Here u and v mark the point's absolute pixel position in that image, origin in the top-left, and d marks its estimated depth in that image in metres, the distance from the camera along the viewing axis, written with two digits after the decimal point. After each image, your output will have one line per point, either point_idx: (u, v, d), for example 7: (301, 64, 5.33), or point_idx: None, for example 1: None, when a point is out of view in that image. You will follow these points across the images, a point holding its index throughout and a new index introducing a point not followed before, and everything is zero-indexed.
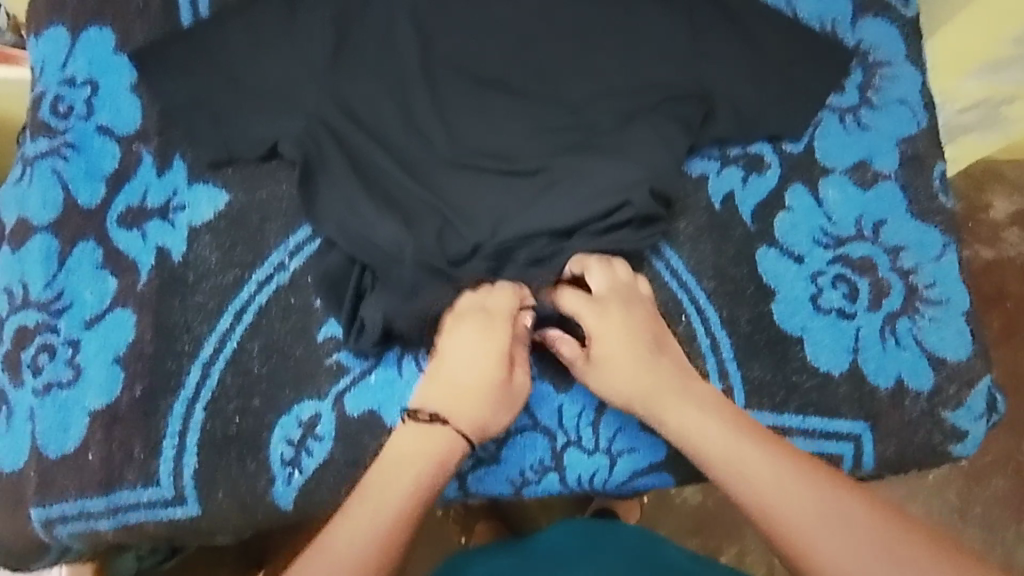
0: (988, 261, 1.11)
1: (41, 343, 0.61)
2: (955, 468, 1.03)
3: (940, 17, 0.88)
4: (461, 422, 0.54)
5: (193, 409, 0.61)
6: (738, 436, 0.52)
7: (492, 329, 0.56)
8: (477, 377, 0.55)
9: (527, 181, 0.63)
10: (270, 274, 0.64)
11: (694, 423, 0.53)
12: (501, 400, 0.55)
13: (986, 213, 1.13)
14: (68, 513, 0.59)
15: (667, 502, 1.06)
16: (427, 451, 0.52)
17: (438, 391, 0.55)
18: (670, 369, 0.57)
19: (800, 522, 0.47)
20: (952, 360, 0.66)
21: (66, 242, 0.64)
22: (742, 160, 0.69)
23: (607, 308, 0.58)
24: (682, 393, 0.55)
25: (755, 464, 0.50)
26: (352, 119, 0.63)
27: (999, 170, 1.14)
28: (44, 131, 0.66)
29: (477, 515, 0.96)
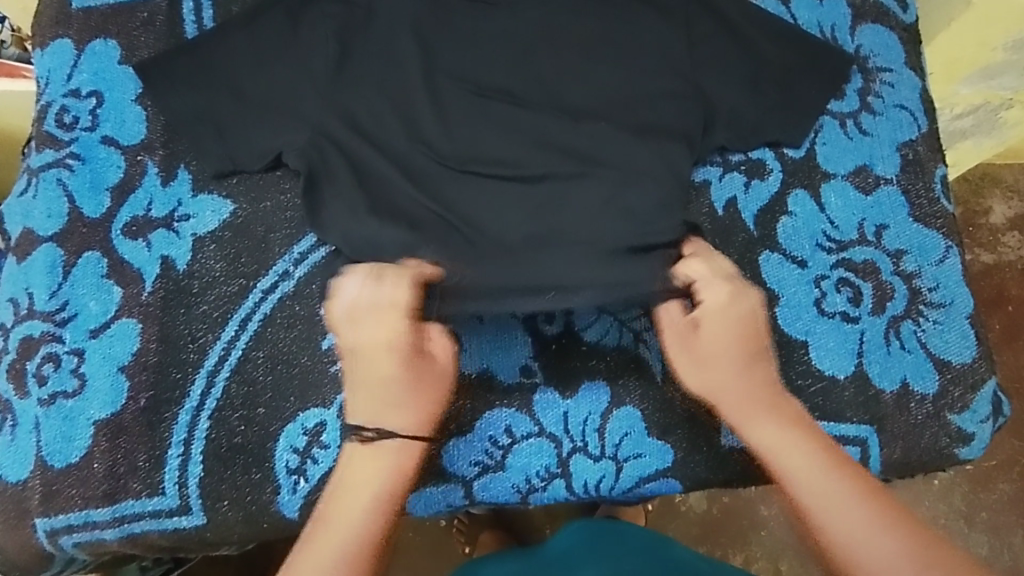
0: (988, 265, 1.12)
1: (46, 353, 0.61)
2: (960, 472, 1.03)
3: (937, 21, 0.87)
4: (403, 423, 0.57)
5: (198, 418, 0.61)
6: (809, 451, 0.54)
7: (388, 327, 0.59)
8: (399, 374, 0.58)
9: (532, 190, 0.63)
10: (274, 283, 0.64)
11: (765, 432, 0.56)
12: (429, 384, 0.58)
13: (985, 217, 1.14)
14: (72, 524, 0.59)
15: (672, 508, 1.07)
16: (375, 467, 0.55)
17: (370, 404, 0.58)
18: (763, 382, 0.59)
19: (851, 535, 0.49)
20: (956, 363, 0.66)
21: (70, 254, 0.64)
22: (743, 166, 0.70)
23: (727, 292, 0.61)
24: (767, 407, 0.57)
25: (815, 481, 0.52)
26: (354, 129, 0.63)
27: (996, 174, 1.16)
28: (49, 143, 0.67)
29: (483, 524, 0.97)
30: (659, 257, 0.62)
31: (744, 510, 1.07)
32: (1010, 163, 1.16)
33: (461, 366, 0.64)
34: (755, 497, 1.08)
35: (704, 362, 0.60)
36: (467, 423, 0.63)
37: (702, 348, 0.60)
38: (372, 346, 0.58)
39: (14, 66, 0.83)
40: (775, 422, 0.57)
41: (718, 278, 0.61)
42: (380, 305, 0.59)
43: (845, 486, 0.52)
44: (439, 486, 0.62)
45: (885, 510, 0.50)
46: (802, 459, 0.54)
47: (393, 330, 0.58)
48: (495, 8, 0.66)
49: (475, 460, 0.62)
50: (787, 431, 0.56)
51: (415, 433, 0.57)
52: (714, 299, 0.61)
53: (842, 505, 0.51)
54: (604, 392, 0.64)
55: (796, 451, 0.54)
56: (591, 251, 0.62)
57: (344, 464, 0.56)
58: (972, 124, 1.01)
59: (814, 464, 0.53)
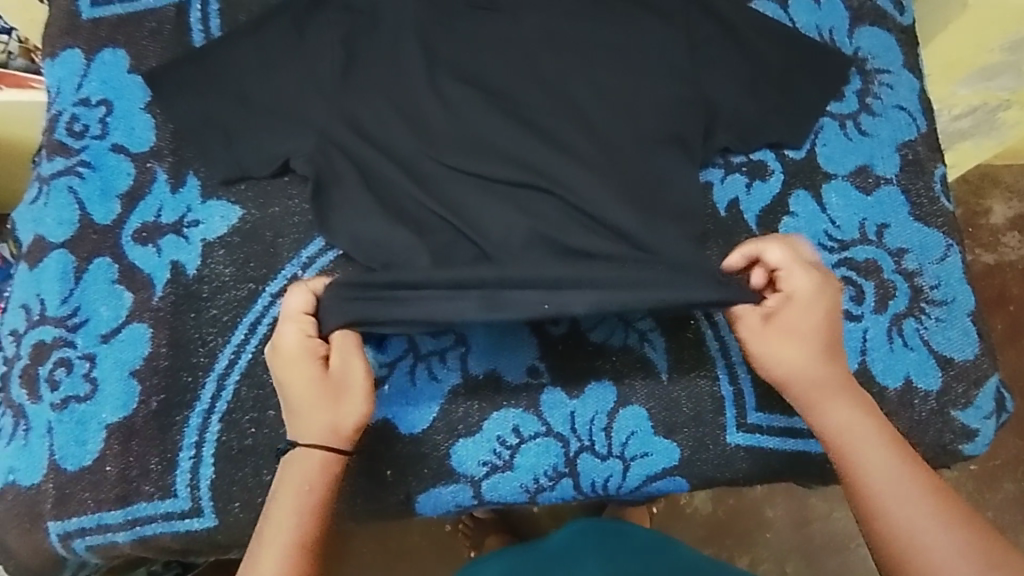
0: (988, 266, 1.14)
1: (57, 358, 0.61)
2: (966, 472, 1.04)
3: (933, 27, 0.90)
4: (303, 435, 0.55)
5: (209, 421, 0.61)
6: (878, 436, 0.55)
7: (283, 338, 0.56)
8: (298, 387, 0.55)
9: (537, 192, 0.63)
10: (283, 286, 0.65)
11: (838, 413, 0.56)
12: (330, 397, 0.55)
13: (985, 218, 1.15)
14: (85, 527, 0.59)
15: (677, 512, 1.08)
16: (296, 473, 0.55)
17: (289, 417, 0.57)
18: (838, 369, 0.57)
19: (912, 525, 0.52)
20: (959, 360, 0.67)
21: (81, 260, 0.65)
22: (745, 168, 0.70)
23: (813, 284, 0.56)
24: (839, 391, 0.57)
25: (889, 474, 0.54)
26: (361, 135, 0.64)
27: (996, 175, 1.18)
28: (60, 151, 0.68)
29: (489, 528, 0.99)
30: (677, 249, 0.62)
31: (750, 512, 1.08)
32: (1009, 164, 1.18)
33: (468, 367, 0.64)
34: (761, 498, 1.09)
35: (785, 353, 0.56)
36: (476, 423, 0.63)
37: (784, 338, 0.56)
38: (274, 357, 0.57)
39: (22, 77, 0.85)
40: (853, 410, 0.56)
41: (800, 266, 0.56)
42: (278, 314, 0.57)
43: (908, 474, 0.54)
44: (448, 486, 0.63)
45: (947, 507, 0.52)
46: (877, 450, 0.55)
47: (284, 342, 0.56)
48: (497, 14, 0.67)
49: (483, 460, 0.63)
50: (861, 420, 0.56)
51: (318, 444, 0.55)
52: (799, 289, 0.56)
53: (906, 493, 0.53)
54: (611, 392, 0.64)
55: (869, 441, 0.55)
56: None
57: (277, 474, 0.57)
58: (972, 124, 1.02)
59: (887, 457, 0.54)
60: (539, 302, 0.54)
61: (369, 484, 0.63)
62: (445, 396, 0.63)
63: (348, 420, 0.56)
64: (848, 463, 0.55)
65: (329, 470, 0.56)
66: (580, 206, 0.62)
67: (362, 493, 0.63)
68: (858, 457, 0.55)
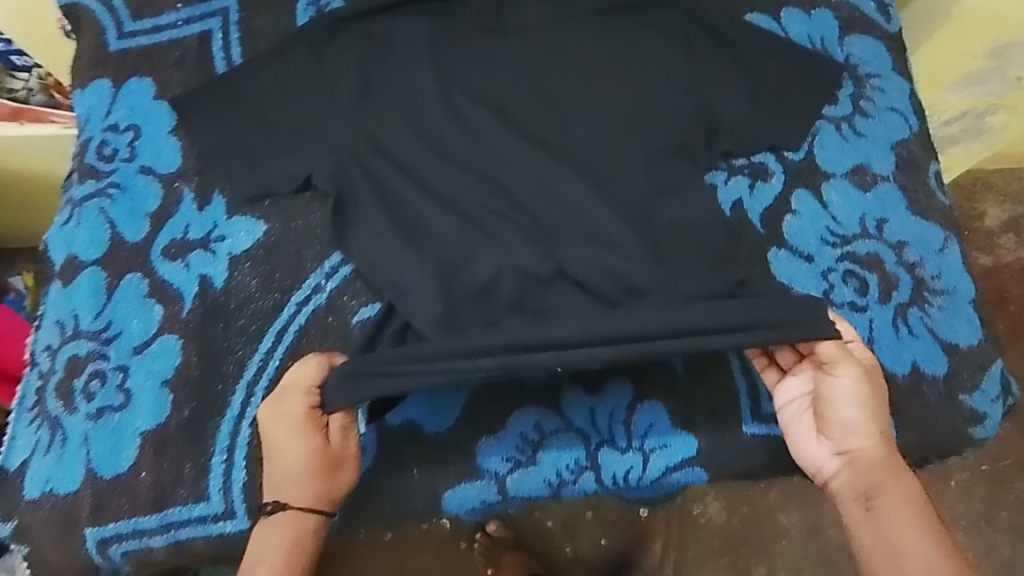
0: (987, 266, 1.33)
1: (92, 371, 0.64)
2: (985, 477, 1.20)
3: (920, 34, 1.04)
4: (294, 499, 0.55)
5: (239, 426, 0.63)
6: (913, 510, 0.54)
7: (290, 409, 0.55)
8: (298, 456, 0.55)
9: (551, 201, 0.67)
10: (307, 296, 0.67)
11: (878, 483, 0.55)
12: (327, 469, 0.56)
13: (980, 220, 1.33)
14: (121, 533, 0.60)
15: (693, 526, 1.17)
16: (278, 533, 0.55)
17: (274, 482, 0.56)
18: (884, 440, 0.57)
19: None
20: (964, 347, 0.68)
21: (113, 277, 0.67)
22: (747, 170, 0.73)
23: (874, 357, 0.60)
24: (881, 462, 0.56)
25: (917, 547, 0.52)
26: (379, 151, 0.67)
27: (989, 179, 1.34)
28: (90, 175, 0.71)
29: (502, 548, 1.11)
30: (693, 260, 0.65)
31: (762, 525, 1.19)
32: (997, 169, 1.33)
33: None
34: (774, 508, 1.18)
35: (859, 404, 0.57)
36: (498, 423, 0.65)
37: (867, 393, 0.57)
38: (274, 423, 0.56)
39: (42, 111, 0.91)
40: (907, 491, 0.55)
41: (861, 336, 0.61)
42: (292, 384, 0.57)
43: (937, 551, 0.52)
44: (474, 483, 0.64)
45: None
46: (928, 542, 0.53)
47: (291, 412, 0.55)
48: (503, 37, 0.72)
49: (506, 457, 0.65)
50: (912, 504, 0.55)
51: (306, 509, 0.56)
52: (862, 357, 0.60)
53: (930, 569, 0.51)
54: (627, 390, 0.66)
55: (912, 527, 0.53)
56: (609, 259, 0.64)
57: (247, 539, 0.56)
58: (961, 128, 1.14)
59: (918, 532, 0.53)
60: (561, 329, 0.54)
61: (397, 485, 0.64)
62: (467, 395, 0.66)
63: (340, 488, 0.57)
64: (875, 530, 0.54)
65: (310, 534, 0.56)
66: (591, 210, 0.66)
67: (386, 494, 0.64)
68: (887, 528, 0.54)
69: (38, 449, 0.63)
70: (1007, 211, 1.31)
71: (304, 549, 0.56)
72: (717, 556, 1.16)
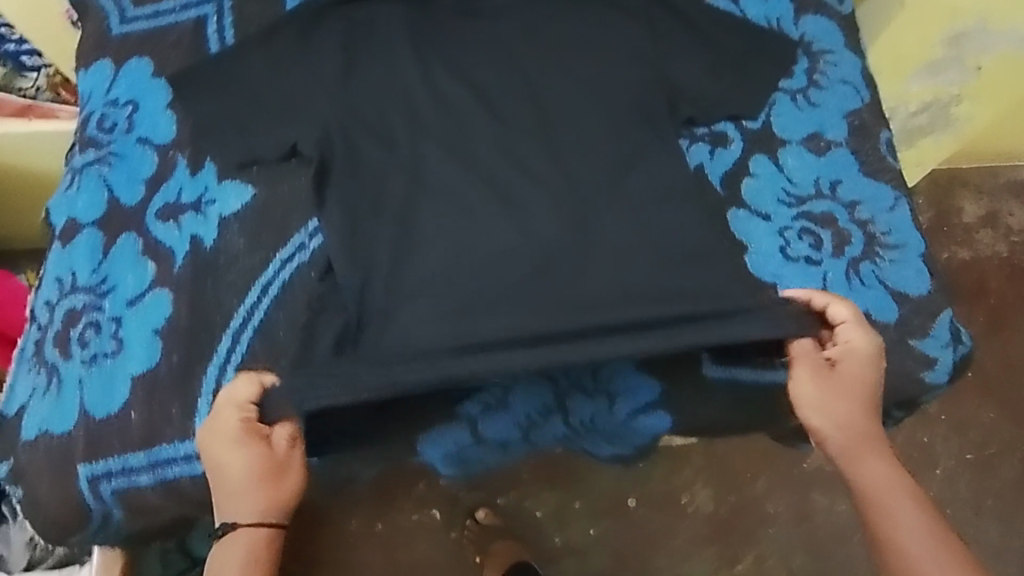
0: (967, 259, 1.49)
1: (88, 321, 0.68)
2: (961, 462, 1.39)
3: (875, 28, 1.11)
4: (245, 513, 0.60)
5: (224, 371, 0.67)
6: (897, 479, 0.63)
7: (226, 423, 0.61)
8: (241, 467, 0.60)
9: (522, 167, 0.72)
10: (292, 253, 0.71)
11: (867, 460, 0.64)
12: (271, 475, 0.61)
13: (958, 217, 1.51)
14: (111, 470, 0.64)
15: (683, 513, 1.29)
16: (234, 550, 0.59)
17: (225, 502, 0.61)
18: (871, 423, 0.66)
19: (914, 553, 0.58)
20: (914, 296, 0.72)
21: (111, 236, 0.71)
22: (707, 137, 0.77)
23: (866, 341, 0.66)
24: (869, 442, 0.65)
25: (900, 509, 0.61)
26: (360, 120, 0.72)
27: (965, 177, 1.54)
28: (92, 145, 0.75)
29: (492, 537, 1.22)
30: (653, 217, 0.70)
31: (750, 515, 1.30)
32: (953, 167, 1.53)
33: None
34: (761, 496, 1.30)
35: (841, 393, 0.66)
36: None
37: (832, 385, 0.66)
38: (212, 440, 0.61)
39: (50, 109, 0.98)
40: (890, 464, 0.64)
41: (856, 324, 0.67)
42: (225, 400, 0.62)
43: (916, 512, 0.61)
44: (448, 428, 0.72)
45: (953, 548, 0.58)
46: (902, 505, 0.62)
47: (227, 425, 0.61)
48: (478, 17, 0.77)
49: (478, 400, 0.72)
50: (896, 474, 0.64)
51: (255, 521, 0.60)
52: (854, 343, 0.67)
53: (910, 525, 0.60)
54: None
55: (896, 493, 0.62)
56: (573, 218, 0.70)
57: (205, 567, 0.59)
58: (928, 120, 1.23)
59: (901, 497, 0.62)
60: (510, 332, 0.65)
61: (377, 430, 0.71)
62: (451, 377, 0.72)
63: (286, 496, 0.61)
64: (865, 497, 0.63)
65: (263, 549, 0.60)
66: (557, 174, 0.72)
67: (371, 436, 0.71)
68: (876, 495, 0.63)
69: (36, 394, 0.66)
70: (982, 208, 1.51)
71: (259, 563, 0.59)
72: (706, 545, 1.28)
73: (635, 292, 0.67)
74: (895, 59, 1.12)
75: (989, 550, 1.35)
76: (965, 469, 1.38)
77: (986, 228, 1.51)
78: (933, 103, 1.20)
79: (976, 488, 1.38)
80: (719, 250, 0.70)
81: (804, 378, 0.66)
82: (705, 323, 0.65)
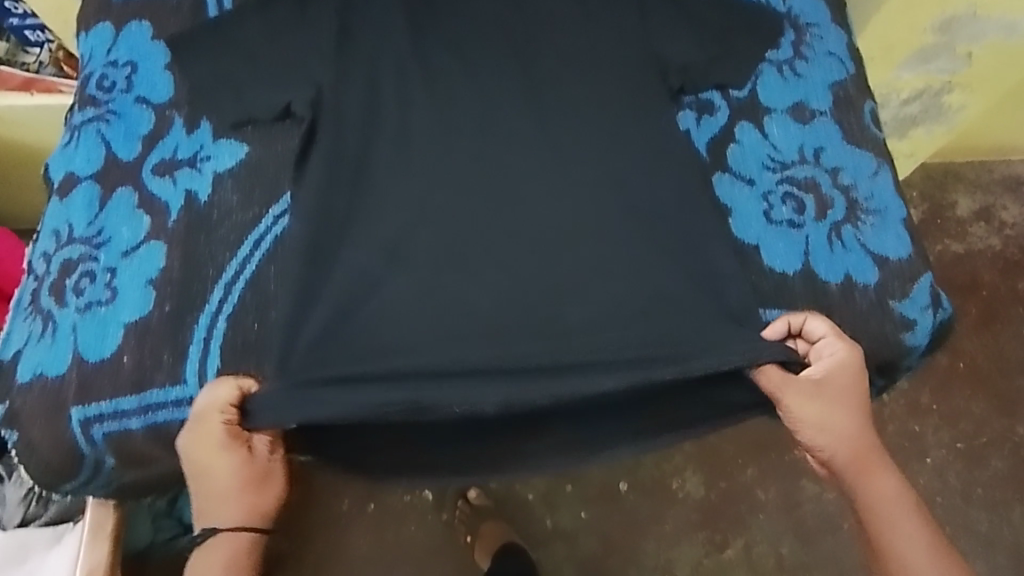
0: (960, 253, 1.50)
1: (83, 270, 0.69)
2: (953, 453, 1.39)
3: (863, 16, 1.09)
4: (228, 518, 0.66)
5: (216, 320, 0.68)
6: (891, 482, 0.70)
7: (210, 430, 0.65)
8: (226, 473, 0.66)
9: (511, 132, 0.73)
10: (284, 210, 0.72)
11: (867, 468, 0.70)
12: (252, 481, 0.67)
13: (952, 211, 1.52)
14: (103, 412, 0.66)
15: (673, 497, 1.30)
16: (217, 549, 0.66)
17: (208, 505, 0.66)
18: (868, 431, 0.71)
19: (905, 550, 0.68)
20: (894, 259, 0.74)
21: (107, 190, 0.73)
22: (694, 106, 0.79)
23: (849, 355, 0.69)
24: (866, 449, 0.71)
25: (894, 510, 0.69)
26: (351, 83, 0.73)
27: (959, 172, 1.55)
28: (90, 103, 0.77)
29: (482, 518, 1.21)
30: (637, 182, 0.71)
31: (741, 501, 1.30)
32: (942, 160, 1.54)
33: None
34: (752, 482, 1.31)
35: (835, 409, 0.70)
36: None
37: (825, 402, 0.70)
38: (196, 447, 0.65)
39: (52, 82, 1.00)
40: (883, 466, 0.71)
41: (838, 337, 0.70)
42: (205, 407, 0.65)
43: (905, 510, 0.69)
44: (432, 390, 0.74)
45: (935, 540, 0.68)
46: (897, 508, 0.69)
47: (211, 433, 0.64)
48: None
49: None
50: (888, 474, 0.71)
51: (238, 525, 0.66)
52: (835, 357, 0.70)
53: (902, 525, 0.69)
54: None
55: (889, 495, 0.70)
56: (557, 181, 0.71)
57: (190, 559, 0.66)
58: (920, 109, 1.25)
59: (893, 495, 0.70)
60: (495, 349, 0.66)
61: None
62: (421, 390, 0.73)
63: (266, 501, 0.67)
64: (864, 501, 0.70)
65: (245, 550, 0.67)
66: (545, 138, 0.72)
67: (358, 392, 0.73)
68: (874, 498, 0.70)
69: (31, 339, 0.69)
70: (975, 202, 1.52)
71: (240, 564, 0.66)
72: (695, 530, 1.29)
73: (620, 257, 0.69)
74: (885, 47, 1.12)
75: (978, 540, 1.35)
76: (955, 459, 1.39)
77: (979, 222, 1.52)
78: (925, 91, 1.21)
79: (967, 480, 1.38)
80: (702, 214, 0.71)
81: (796, 400, 0.69)
82: (681, 297, 0.69)
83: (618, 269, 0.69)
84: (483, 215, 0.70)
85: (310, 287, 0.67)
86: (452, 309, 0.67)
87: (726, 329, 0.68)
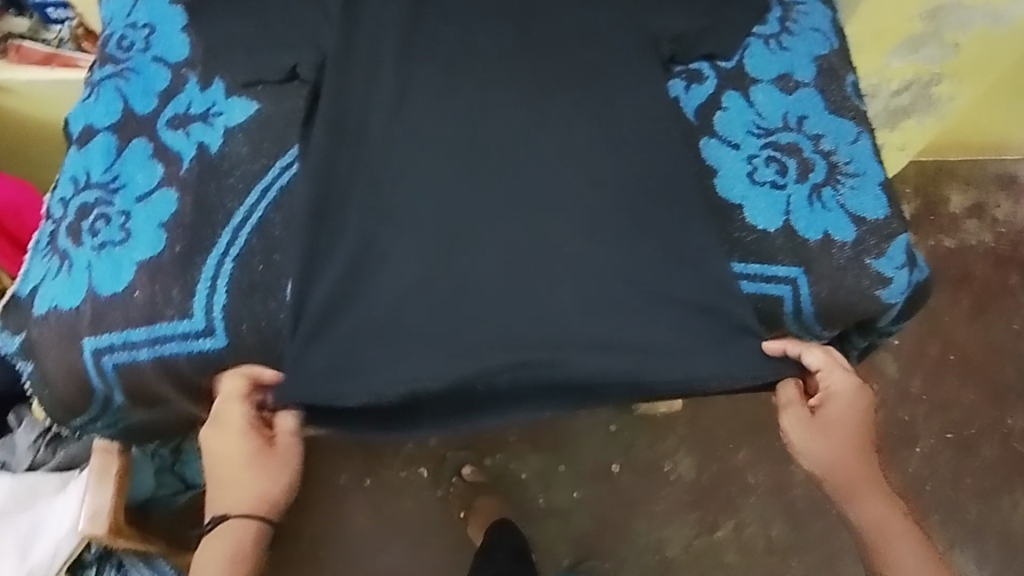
0: (952, 247, 1.53)
1: (99, 213, 0.73)
2: (942, 441, 1.41)
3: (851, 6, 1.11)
4: (237, 506, 0.69)
5: (223, 261, 0.72)
6: (893, 516, 0.73)
7: (232, 417, 0.69)
8: (240, 458, 0.69)
9: (507, 93, 0.77)
10: (291, 161, 0.76)
11: (869, 501, 0.74)
12: (265, 470, 0.70)
13: (945, 205, 1.55)
14: (114, 344, 0.70)
15: (664, 478, 1.32)
16: (227, 534, 0.69)
17: (221, 492, 0.70)
18: (870, 466, 0.75)
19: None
20: (871, 219, 0.78)
21: (123, 141, 0.77)
22: (684, 74, 0.82)
23: (847, 383, 0.74)
24: (870, 482, 0.74)
25: (893, 544, 0.72)
26: (355, 45, 0.76)
27: (953, 168, 1.58)
28: (110, 61, 0.81)
29: (477, 494, 1.24)
30: (624, 142, 0.75)
31: (733, 483, 1.32)
32: (937, 155, 1.56)
33: None
34: (743, 466, 1.33)
35: (832, 437, 0.74)
36: None
37: (821, 426, 0.75)
38: (218, 433, 0.70)
39: (73, 56, 1.04)
40: (885, 501, 0.74)
41: (838, 365, 0.75)
42: (227, 397, 0.70)
43: (906, 545, 0.72)
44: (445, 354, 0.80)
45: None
46: (897, 539, 0.72)
47: (232, 419, 0.69)
48: None
49: None
50: (889, 509, 0.74)
51: (246, 513, 0.69)
52: (835, 385, 0.75)
53: (901, 558, 0.72)
54: None
55: (890, 526, 0.73)
56: (549, 141, 0.75)
57: (203, 541, 0.70)
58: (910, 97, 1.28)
59: (892, 528, 0.73)
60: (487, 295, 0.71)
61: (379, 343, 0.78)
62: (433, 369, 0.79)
63: (276, 492, 0.70)
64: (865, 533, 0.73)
65: (252, 538, 0.69)
66: (538, 101, 0.76)
67: None
68: (875, 531, 0.73)
69: (49, 275, 0.73)
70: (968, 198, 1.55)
71: (247, 550, 0.69)
72: (687, 511, 1.31)
73: (606, 212, 0.73)
74: (876, 34, 1.13)
75: (966, 527, 1.37)
76: (945, 447, 1.41)
77: (972, 217, 1.55)
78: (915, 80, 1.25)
79: (956, 469, 1.40)
80: (685, 174, 0.75)
81: (792, 423, 0.75)
82: (662, 250, 0.73)
83: (605, 224, 0.73)
84: (478, 169, 0.74)
85: (316, 239, 0.71)
86: (446, 257, 0.71)
87: (700, 276, 0.73)
